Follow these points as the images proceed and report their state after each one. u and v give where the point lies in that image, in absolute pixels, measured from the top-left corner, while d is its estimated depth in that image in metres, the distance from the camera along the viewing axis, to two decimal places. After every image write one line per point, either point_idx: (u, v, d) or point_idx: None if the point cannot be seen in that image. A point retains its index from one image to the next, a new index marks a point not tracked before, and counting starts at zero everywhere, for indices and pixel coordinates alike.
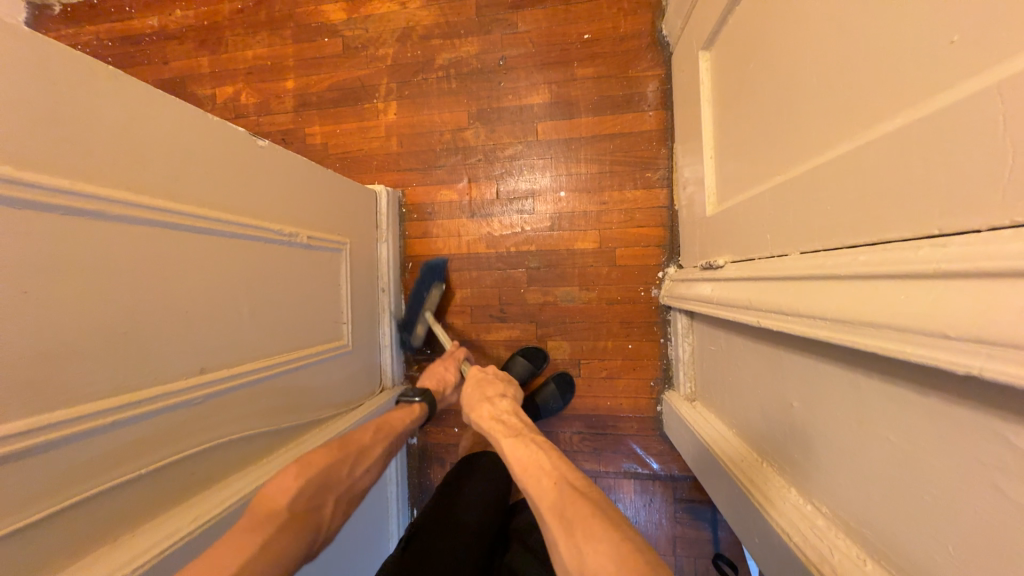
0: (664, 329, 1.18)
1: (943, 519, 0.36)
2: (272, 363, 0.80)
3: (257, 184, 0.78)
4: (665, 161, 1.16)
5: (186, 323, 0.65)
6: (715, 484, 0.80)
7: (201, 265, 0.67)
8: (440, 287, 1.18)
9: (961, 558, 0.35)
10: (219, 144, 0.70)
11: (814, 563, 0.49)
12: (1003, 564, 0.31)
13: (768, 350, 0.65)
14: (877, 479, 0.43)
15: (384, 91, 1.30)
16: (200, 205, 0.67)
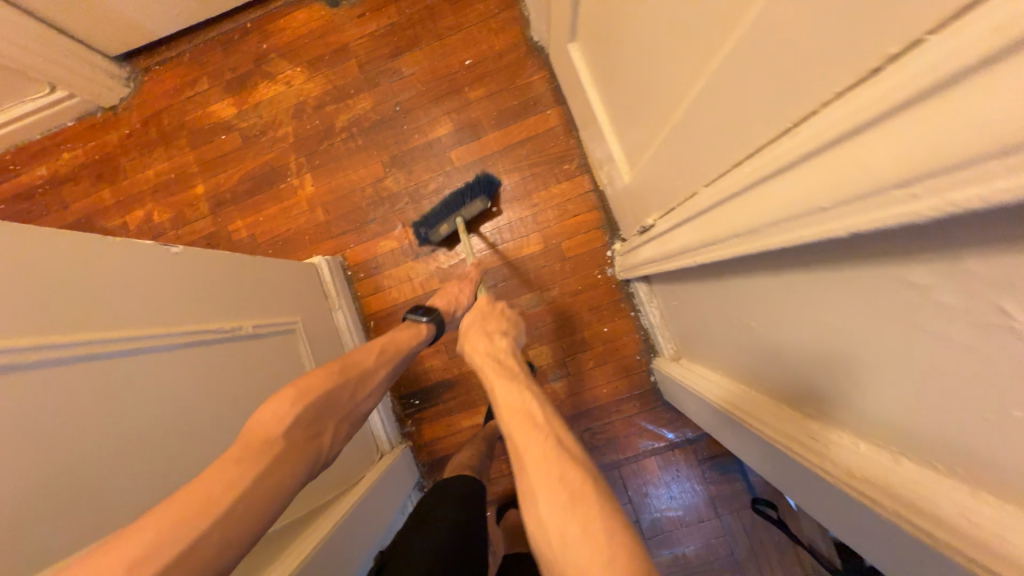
0: (632, 302, 1.20)
1: (894, 378, 0.38)
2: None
3: (183, 289, 0.75)
4: (577, 149, 1.21)
5: (156, 445, 0.61)
6: (721, 428, 0.82)
7: (153, 383, 0.64)
8: (483, 199, 1.16)
9: (922, 408, 0.36)
10: (130, 260, 0.66)
11: (817, 464, 0.51)
12: (947, 397, 0.33)
13: (717, 282, 0.67)
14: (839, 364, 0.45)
15: (295, 168, 1.31)
16: (124, 326, 0.62)
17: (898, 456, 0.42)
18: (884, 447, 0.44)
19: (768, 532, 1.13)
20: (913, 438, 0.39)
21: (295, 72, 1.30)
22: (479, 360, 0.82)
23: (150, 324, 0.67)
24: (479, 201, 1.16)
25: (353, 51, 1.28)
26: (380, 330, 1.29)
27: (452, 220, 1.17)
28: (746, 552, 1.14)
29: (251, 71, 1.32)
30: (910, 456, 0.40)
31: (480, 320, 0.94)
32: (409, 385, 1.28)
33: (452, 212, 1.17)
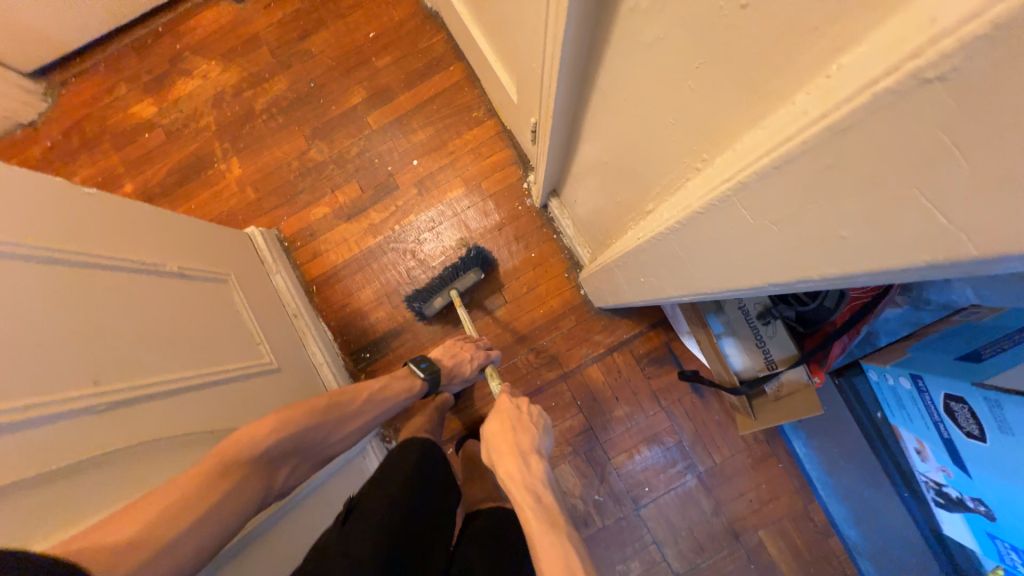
0: (552, 226, 1.30)
1: (657, 108, 0.48)
2: (194, 374, 0.79)
3: (106, 224, 0.79)
4: (482, 99, 1.34)
5: (83, 338, 0.64)
6: (615, 285, 0.92)
7: (79, 292, 0.67)
8: (478, 271, 1.22)
9: (673, 122, 0.47)
10: (50, 187, 0.71)
11: (643, 238, 0.63)
12: (674, 92, 0.43)
13: (584, 137, 0.78)
14: (639, 128, 0.55)
15: (221, 153, 1.37)
16: (46, 239, 0.67)
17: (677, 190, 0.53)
18: (674, 191, 0.55)
19: (707, 412, 1.23)
20: (678, 161, 0.50)
21: (210, 65, 1.38)
22: (515, 497, 0.58)
23: (72, 243, 0.71)
24: (473, 272, 1.22)
25: (264, 39, 1.37)
26: (323, 293, 1.33)
27: (448, 294, 1.21)
28: (691, 434, 1.23)
29: (167, 70, 1.39)
30: (680, 182, 0.52)
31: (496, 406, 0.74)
32: (358, 341, 1.31)
33: (447, 285, 1.23)
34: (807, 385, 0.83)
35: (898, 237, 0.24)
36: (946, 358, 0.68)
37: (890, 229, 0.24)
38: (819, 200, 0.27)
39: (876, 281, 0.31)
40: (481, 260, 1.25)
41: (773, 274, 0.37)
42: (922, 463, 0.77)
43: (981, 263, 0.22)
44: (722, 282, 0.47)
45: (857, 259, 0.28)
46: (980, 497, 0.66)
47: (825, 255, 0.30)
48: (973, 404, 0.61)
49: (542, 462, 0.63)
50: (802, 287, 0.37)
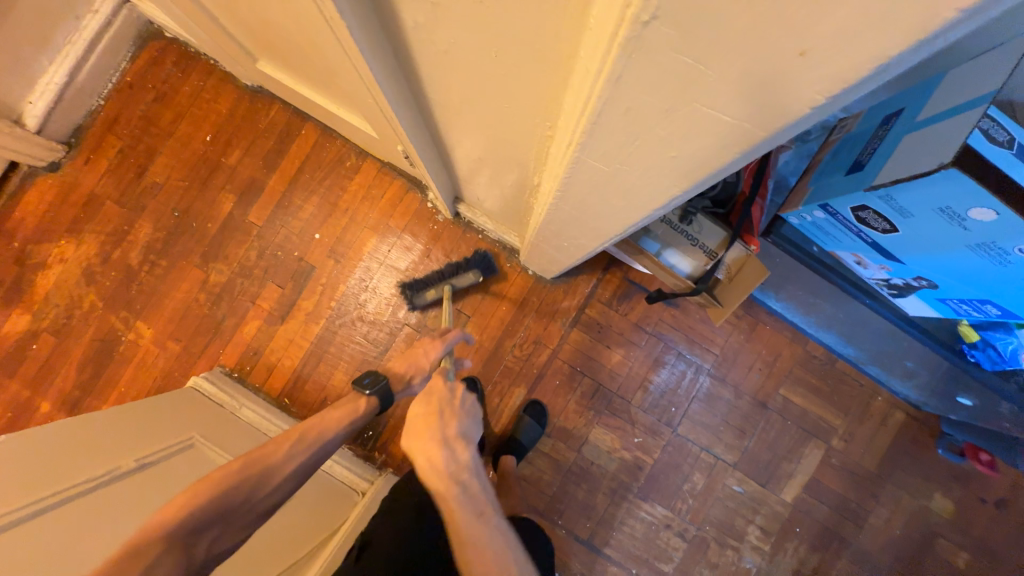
0: (474, 227, 1.30)
1: (488, 101, 0.49)
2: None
3: (38, 464, 0.73)
4: (348, 145, 1.31)
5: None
6: (551, 256, 0.93)
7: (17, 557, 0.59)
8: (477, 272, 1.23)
9: (507, 106, 0.48)
10: None
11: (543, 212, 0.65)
12: (492, 83, 0.45)
13: (447, 141, 0.77)
14: (486, 118, 0.55)
15: (124, 324, 1.28)
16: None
17: (546, 161, 0.55)
18: (544, 162, 0.56)
19: (688, 316, 1.29)
20: (532, 137, 0.51)
21: (62, 245, 1.27)
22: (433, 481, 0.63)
23: (18, 499, 0.66)
24: (471, 273, 1.22)
25: (104, 193, 1.28)
26: (297, 400, 1.28)
27: (440, 288, 1.23)
28: (685, 342, 1.29)
29: (20, 273, 1.26)
30: (544, 154, 0.53)
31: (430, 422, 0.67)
32: None
33: (443, 281, 1.24)
34: (748, 255, 0.88)
35: (721, 137, 0.27)
36: (839, 179, 0.73)
37: (712, 134, 0.26)
38: (644, 136, 0.29)
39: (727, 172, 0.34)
40: (484, 264, 1.25)
41: (652, 198, 0.39)
42: (865, 269, 0.84)
43: (785, 130, 0.25)
44: (621, 220, 0.49)
45: (703, 164, 0.30)
46: (918, 274, 0.74)
47: (675, 169, 0.32)
48: (874, 206, 0.67)
49: (468, 448, 0.66)
50: (680, 198, 0.40)
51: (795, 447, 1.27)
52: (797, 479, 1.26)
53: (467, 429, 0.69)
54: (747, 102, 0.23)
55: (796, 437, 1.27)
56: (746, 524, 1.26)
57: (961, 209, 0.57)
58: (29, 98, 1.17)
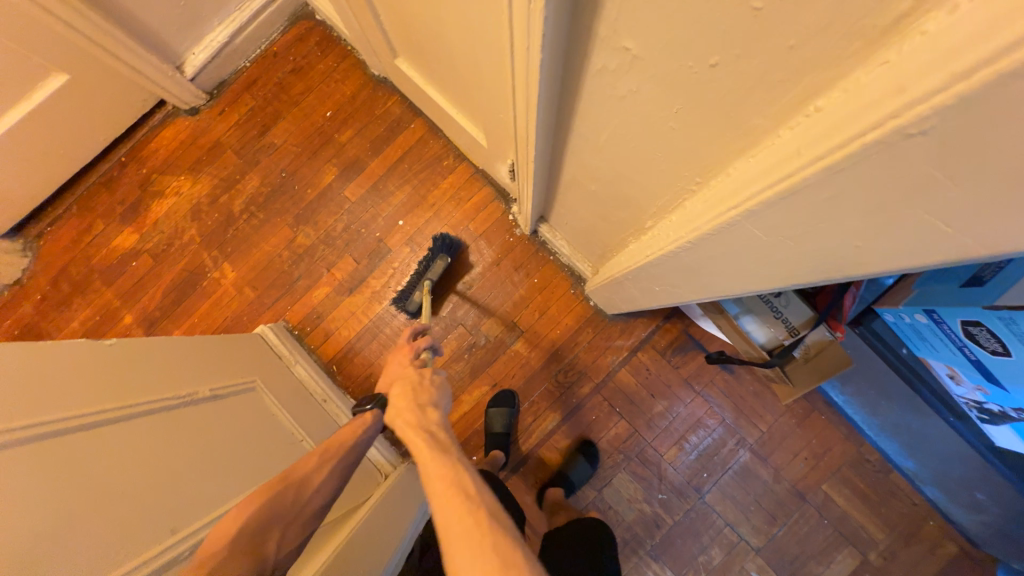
0: (547, 248, 1.34)
1: (639, 146, 0.53)
2: (222, 510, 0.73)
3: (142, 373, 0.82)
4: (449, 147, 1.38)
5: (157, 488, 0.68)
6: (629, 294, 0.94)
7: (116, 454, 0.66)
8: (445, 256, 1.29)
9: (660, 155, 0.50)
10: (90, 360, 0.76)
11: (649, 254, 0.67)
12: (655, 134, 0.48)
13: (565, 166, 0.81)
14: (625, 160, 0.59)
15: (212, 262, 1.38)
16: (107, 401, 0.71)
17: (674, 211, 0.57)
18: (671, 211, 0.59)
19: (741, 385, 1.26)
20: (670, 187, 0.54)
21: (181, 181, 1.41)
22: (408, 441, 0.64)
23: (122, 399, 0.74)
24: (440, 259, 1.28)
25: (227, 144, 1.41)
26: (344, 370, 1.34)
27: (422, 287, 1.28)
28: (732, 410, 1.26)
29: (140, 197, 1.40)
30: (676, 204, 0.56)
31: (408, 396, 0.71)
32: None
33: (421, 278, 1.29)
34: (831, 341, 0.85)
35: (925, 240, 0.28)
36: (953, 288, 0.71)
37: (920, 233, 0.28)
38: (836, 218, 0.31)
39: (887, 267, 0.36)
40: (447, 245, 1.30)
41: (796, 273, 0.41)
42: (956, 386, 0.80)
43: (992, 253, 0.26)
44: (739, 283, 0.51)
45: (890, 255, 0.31)
46: (1019, 406, 0.70)
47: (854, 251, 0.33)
48: (989, 325, 0.65)
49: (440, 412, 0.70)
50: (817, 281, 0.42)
51: (827, 549, 1.19)
52: None
53: (439, 398, 0.73)
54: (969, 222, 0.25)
55: (831, 538, 1.20)
56: None
57: None
58: (193, 50, 1.32)
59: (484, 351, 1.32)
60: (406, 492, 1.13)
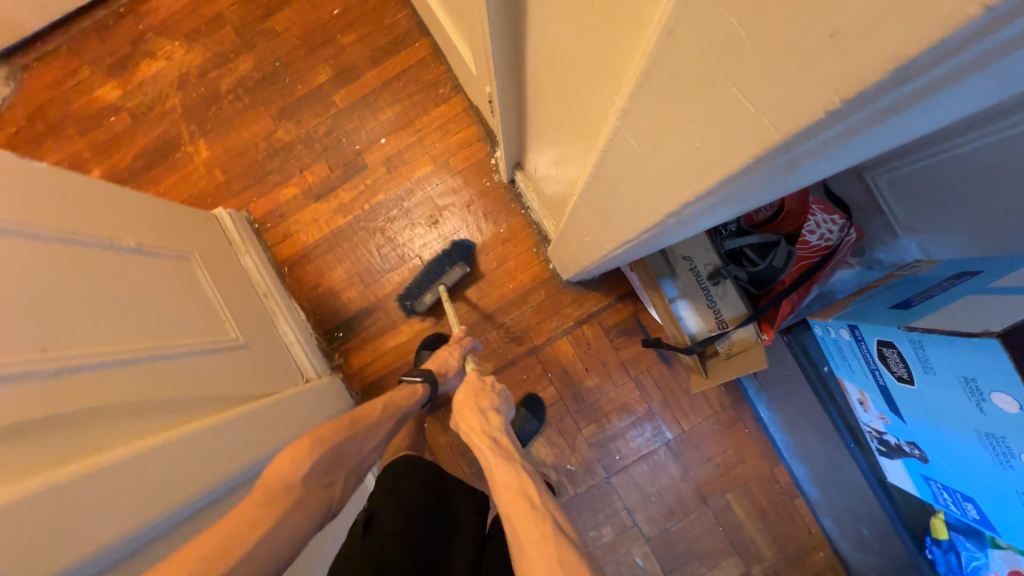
0: (521, 201, 1.31)
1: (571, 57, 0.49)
2: (110, 349, 0.72)
3: (76, 205, 0.81)
4: (448, 75, 1.34)
5: (41, 305, 0.67)
6: (574, 250, 0.92)
7: (14, 261, 0.66)
8: (463, 264, 1.25)
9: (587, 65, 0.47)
10: (22, 176, 0.74)
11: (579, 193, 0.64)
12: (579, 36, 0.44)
13: (534, 95, 0.78)
14: (565, 77, 0.55)
15: (189, 136, 1.36)
16: (19, 215, 0.70)
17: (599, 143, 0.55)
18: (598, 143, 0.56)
19: (674, 380, 1.25)
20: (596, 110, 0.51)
21: (174, 46, 1.37)
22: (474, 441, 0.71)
23: (37, 219, 0.73)
24: (459, 267, 1.24)
25: (227, 19, 1.36)
26: (294, 273, 1.34)
27: (436, 289, 1.26)
28: (660, 402, 1.26)
29: (130, 53, 1.37)
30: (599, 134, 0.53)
31: (471, 397, 0.81)
32: (331, 319, 1.33)
33: (436, 281, 1.26)
34: (756, 342, 0.84)
35: (738, 127, 0.25)
36: (883, 309, 0.68)
37: (735, 120, 0.25)
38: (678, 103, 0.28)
39: (751, 183, 0.32)
40: (465, 253, 1.27)
41: (667, 199, 0.38)
42: (863, 412, 0.78)
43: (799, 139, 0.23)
44: (636, 219, 0.48)
45: (720, 157, 0.28)
46: (913, 439, 0.69)
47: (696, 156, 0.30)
48: (901, 347, 0.62)
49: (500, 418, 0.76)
50: (696, 209, 0.38)
51: (714, 553, 1.21)
52: None
53: (498, 406, 0.81)
54: (767, 90, 0.22)
55: (719, 544, 1.21)
56: None
57: (985, 387, 0.53)
58: None
59: None
60: (317, 400, 1.13)
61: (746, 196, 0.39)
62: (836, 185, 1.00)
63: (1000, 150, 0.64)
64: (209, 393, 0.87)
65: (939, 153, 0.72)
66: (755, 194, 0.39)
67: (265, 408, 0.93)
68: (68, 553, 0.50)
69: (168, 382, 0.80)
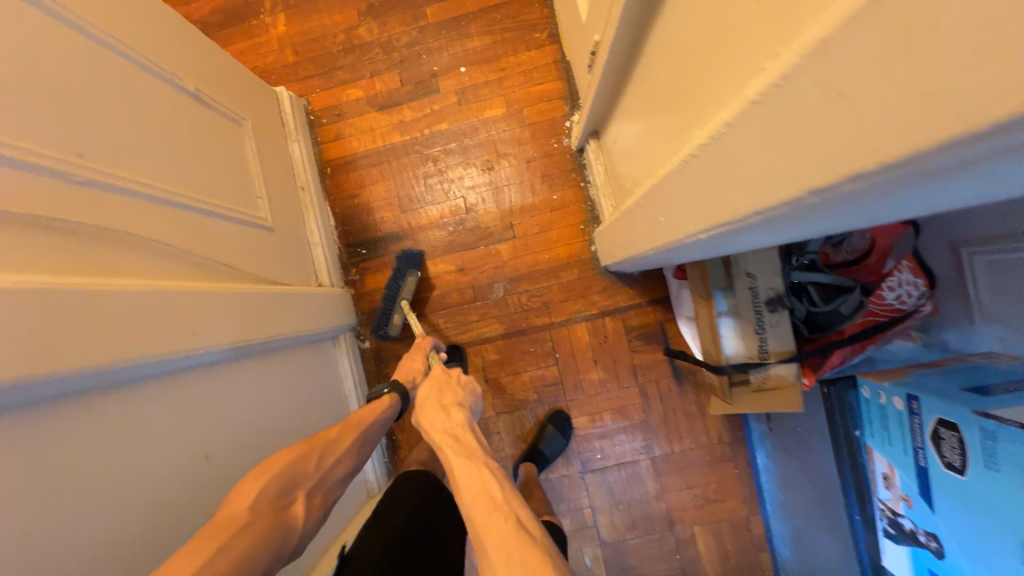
0: (583, 173, 1.24)
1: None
2: (144, 184, 0.69)
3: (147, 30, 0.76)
4: (550, 20, 1.25)
5: (86, 112, 0.63)
6: (632, 234, 0.85)
7: (69, 57, 0.62)
8: (415, 273, 1.21)
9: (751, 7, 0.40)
10: None
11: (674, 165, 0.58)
12: None
13: (646, 53, 0.70)
14: (711, 24, 0.48)
15: (270, 6, 1.30)
16: (88, 13, 0.65)
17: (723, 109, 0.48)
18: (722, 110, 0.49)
19: (679, 400, 1.21)
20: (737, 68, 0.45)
21: None
22: (435, 439, 0.71)
23: (109, 28, 0.69)
24: (410, 276, 1.21)
25: None
26: (335, 177, 1.30)
27: (398, 306, 1.20)
28: (657, 416, 1.21)
29: None
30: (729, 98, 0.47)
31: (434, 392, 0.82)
32: (359, 234, 1.30)
33: (394, 300, 1.21)
34: (794, 384, 0.77)
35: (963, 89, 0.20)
36: (956, 389, 0.62)
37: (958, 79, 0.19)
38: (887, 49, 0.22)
39: (938, 168, 0.25)
40: (412, 261, 1.22)
41: (805, 179, 0.33)
42: (883, 489, 0.73)
43: None
44: (743, 196, 0.42)
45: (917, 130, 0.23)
46: (934, 531, 0.63)
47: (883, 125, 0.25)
48: (963, 433, 0.57)
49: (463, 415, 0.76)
50: (839, 194, 0.32)
51: None
52: None
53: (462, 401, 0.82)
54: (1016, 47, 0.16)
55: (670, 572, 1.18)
56: None
57: None
58: None
59: (469, 234, 1.27)
60: (326, 304, 1.12)
61: (896, 194, 0.32)
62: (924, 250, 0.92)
63: None
64: (227, 262, 0.85)
65: None
66: (905, 193, 0.32)
67: (274, 295, 0.91)
68: (45, 364, 0.48)
69: (189, 235, 0.77)
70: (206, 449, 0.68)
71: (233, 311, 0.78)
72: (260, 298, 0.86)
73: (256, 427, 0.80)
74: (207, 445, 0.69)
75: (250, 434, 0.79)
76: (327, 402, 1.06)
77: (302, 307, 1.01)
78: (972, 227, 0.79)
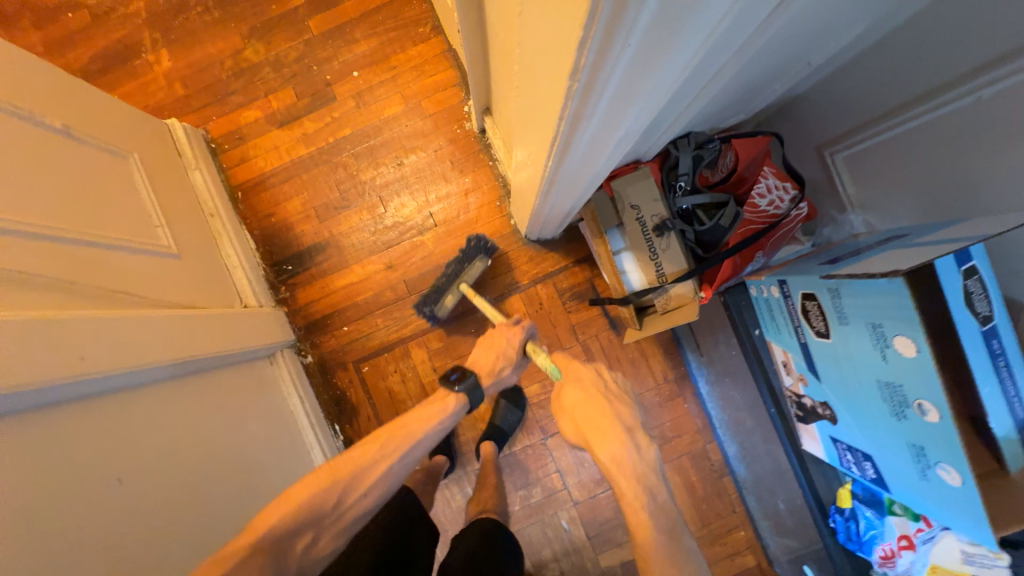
0: (490, 152, 1.28)
1: None
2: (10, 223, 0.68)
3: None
4: (430, 14, 1.29)
5: None
6: (524, 190, 0.89)
7: None
8: (483, 262, 1.17)
9: None
10: None
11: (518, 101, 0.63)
12: None
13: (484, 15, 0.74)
14: None
15: (150, 43, 1.30)
16: None
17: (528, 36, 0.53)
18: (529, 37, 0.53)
19: (622, 349, 1.25)
20: None
21: None
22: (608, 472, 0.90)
23: None
24: (478, 263, 1.16)
25: None
26: (247, 200, 1.29)
27: (457, 290, 1.17)
28: None
29: None
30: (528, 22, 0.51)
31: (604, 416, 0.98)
32: (282, 252, 1.29)
33: (452, 282, 1.17)
34: (693, 299, 0.86)
35: None
36: (813, 266, 0.68)
37: None
38: None
39: None
40: (483, 249, 1.18)
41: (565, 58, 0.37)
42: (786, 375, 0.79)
43: None
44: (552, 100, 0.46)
45: None
46: (825, 400, 0.70)
47: None
48: (820, 300, 0.63)
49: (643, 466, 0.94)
50: (588, 54, 0.35)
51: None
52: (621, 551, 1.21)
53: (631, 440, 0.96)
54: None
55: None
56: (549, 558, 1.22)
57: (890, 333, 0.54)
58: None
59: (392, 231, 1.28)
60: (256, 320, 1.11)
61: (638, 50, 0.36)
62: (794, 161, 1.00)
63: (946, 124, 0.64)
64: (129, 291, 0.84)
65: (889, 128, 0.73)
66: (645, 51, 0.36)
67: (187, 316, 0.90)
68: None
69: (77, 268, 0.76)
70: (118, 473, 0.66)
71: (135, 335, 0.76)
72: (168, 321, 0.84)
73: (183, 443, 0.78)
74: (120, 468, 0.66)
75: (179, 452, 0.77)
76: (267, 416, 1.03)
77: (225, 325, 0.99)
78: (828, 127, 0.87)
